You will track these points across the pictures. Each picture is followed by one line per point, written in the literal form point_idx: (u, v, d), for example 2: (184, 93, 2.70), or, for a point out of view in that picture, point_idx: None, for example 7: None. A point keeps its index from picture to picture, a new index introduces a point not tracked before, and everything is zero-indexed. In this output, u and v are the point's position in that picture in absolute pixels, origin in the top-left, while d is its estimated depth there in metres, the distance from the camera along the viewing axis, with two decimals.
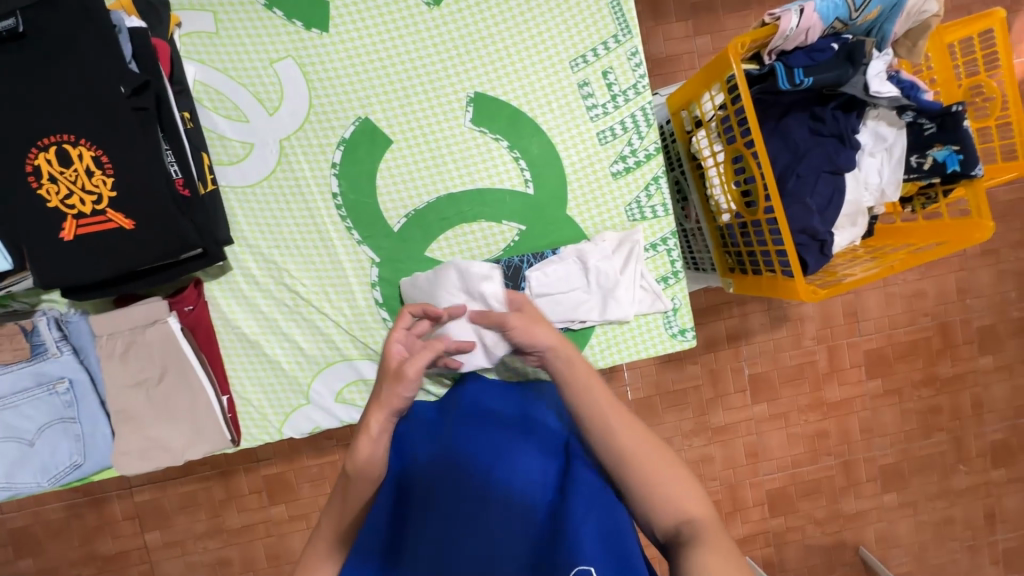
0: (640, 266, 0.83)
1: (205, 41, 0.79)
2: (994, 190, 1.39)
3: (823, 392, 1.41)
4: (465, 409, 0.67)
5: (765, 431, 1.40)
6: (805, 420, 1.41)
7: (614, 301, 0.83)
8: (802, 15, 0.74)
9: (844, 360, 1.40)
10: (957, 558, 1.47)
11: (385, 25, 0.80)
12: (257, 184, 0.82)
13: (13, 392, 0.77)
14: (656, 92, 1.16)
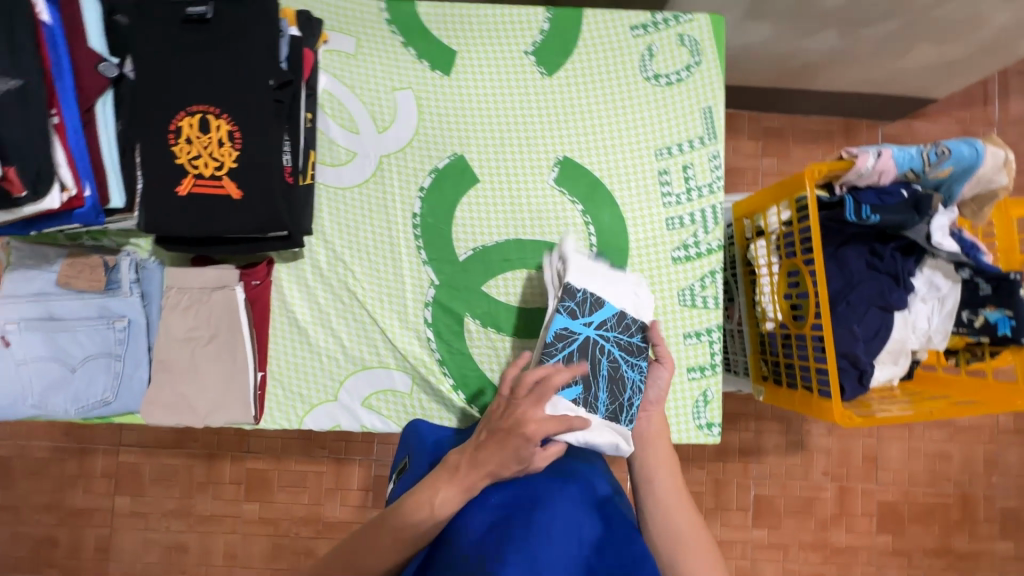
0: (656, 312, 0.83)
1: (343, 60, 0.90)
2: None
3: (828, 534, 1.35)
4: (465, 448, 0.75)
5: (760, 560, 1.34)
6: (805, 558, 1.34)
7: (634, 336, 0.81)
8: (879, 158, 0.81)
9: (855, 506, 1.35)
10: None
11: (500, 81, 0.90)
12: (349, 188, 0.88)
13: (75, 318, 0.81)
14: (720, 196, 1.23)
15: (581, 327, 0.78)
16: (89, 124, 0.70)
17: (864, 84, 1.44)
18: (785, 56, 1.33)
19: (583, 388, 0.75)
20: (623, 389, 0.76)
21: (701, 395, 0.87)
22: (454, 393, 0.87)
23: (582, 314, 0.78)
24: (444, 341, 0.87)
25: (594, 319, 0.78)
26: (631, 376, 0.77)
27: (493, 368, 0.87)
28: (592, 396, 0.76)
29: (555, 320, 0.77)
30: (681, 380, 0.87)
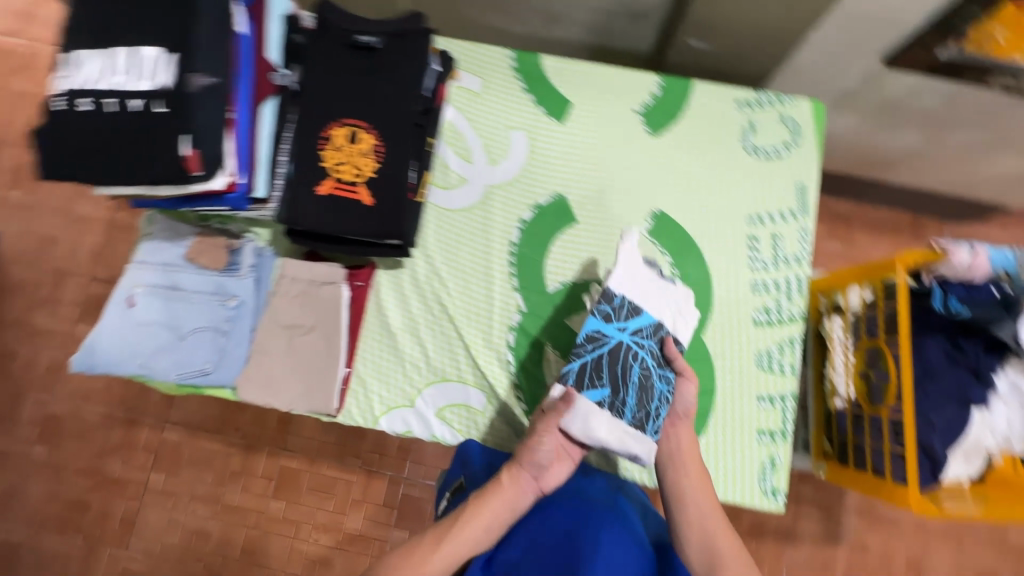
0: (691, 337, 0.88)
1: (469, 97, 0.99)
2: None
3: None
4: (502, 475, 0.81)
5: None
6: None
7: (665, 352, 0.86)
8: (973, 256, 0.82)
9: None
10: None
11: (608, 135, 0.97)
12: (456, 211, 0.95)
13: (194, 291, 0.88)
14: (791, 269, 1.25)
15: (615, 331, 0.83)
16: (254, 122, 0.79)
17: (939, 183, 1.48)
18: (865, 147, 1.39)
19: (609, 391, 0.82)
20: (651, 398, 0.82)
21: (768, 460, 0.87)
22: (525, 418, 0.89)
23: (618, 316, 0.85)
24: (523, 367, 0.91)
25: (629, 325, 0.84)
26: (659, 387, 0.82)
27: None
28: (619, 399, 0.81)
29: (589, 321, 0.84)
30: (750, 442, 0.88)
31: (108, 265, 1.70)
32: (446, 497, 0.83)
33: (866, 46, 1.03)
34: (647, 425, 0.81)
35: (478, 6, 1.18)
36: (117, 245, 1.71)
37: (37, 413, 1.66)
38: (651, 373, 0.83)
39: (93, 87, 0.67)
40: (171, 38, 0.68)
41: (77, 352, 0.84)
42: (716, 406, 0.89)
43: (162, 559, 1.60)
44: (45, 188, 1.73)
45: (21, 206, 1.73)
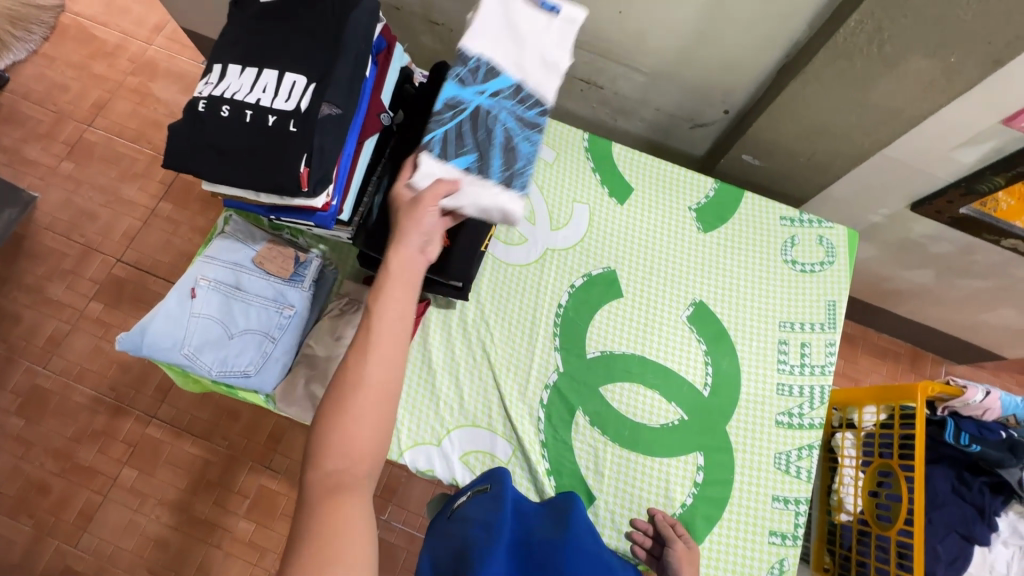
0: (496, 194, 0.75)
1: (541, 166, 1.07)
2: None
3: None
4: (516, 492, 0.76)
5: None
6: None
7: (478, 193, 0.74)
8: (987, 396, 0.89)
9: None
10: None
11: (662, 223, 1.05)
12: (512, 266, 1.01)
13: (253, 293, 0.90)
14: None
15: (472, 94, 0.78)
16: (355, 153, 0.84)
17: (941, 322, 1.58)
18: (881, 276, 1.49)
19: (474, 157, 0.75)
20: (516, 158, 0.76)
21: (777, 563, 0.88)
22: (546, 478, 0.90)
23: (473, 83, 0.78)
24: (552, 427, 0.93)
25: (486, 88, 0.78)
26: (523, 146, 0.77)
27: (587, 466, 0.91)
28: (485, 166, 0.75)
29: (445, 89, 0.78)
30: (761, 542, 0.89)
31: (138, 250, 1.72)
32: (465, 495, 0.82)
33: (898, 189, 1.15)
34: (513, 180, 0.75)
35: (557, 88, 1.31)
36: (152, 232, 1.73)
37: (24, 384, 1.61)
38: (515, 134, 0.77)
39: (235, 97, 0.76)
40: (316, 69, 0.76)
41: (129, 331, 0.85)
42: (732, 499, 0.91)
43: (110, 564, 1.49)
44: (98, 167, 1.77)
45: (70, 178, 1.76)
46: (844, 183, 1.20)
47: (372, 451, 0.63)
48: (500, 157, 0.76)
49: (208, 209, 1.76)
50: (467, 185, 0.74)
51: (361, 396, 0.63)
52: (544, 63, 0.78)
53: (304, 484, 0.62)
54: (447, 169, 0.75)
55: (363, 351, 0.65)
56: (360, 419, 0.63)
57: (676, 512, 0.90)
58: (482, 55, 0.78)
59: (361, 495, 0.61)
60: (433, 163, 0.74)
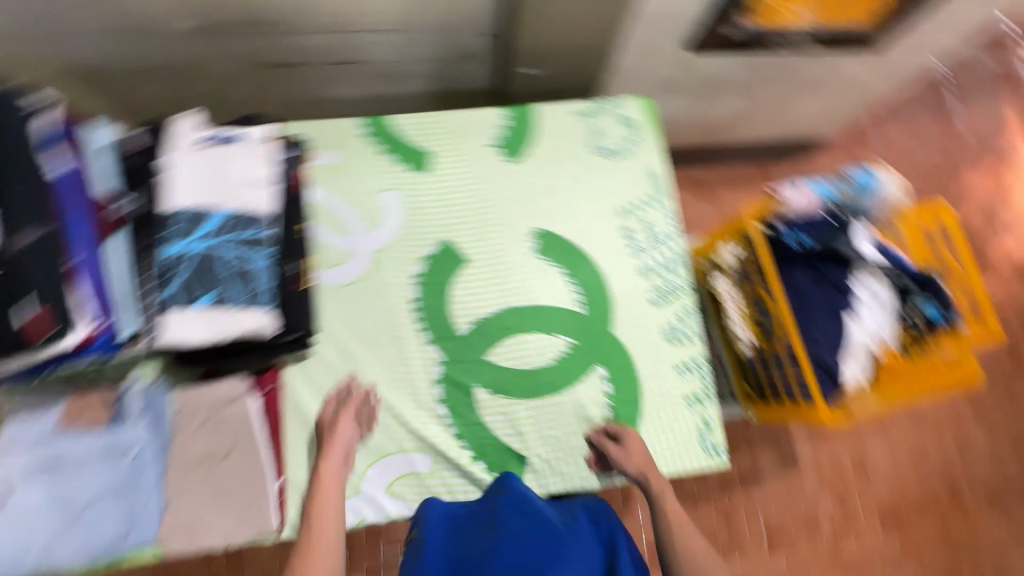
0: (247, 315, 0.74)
1: (327, 171, 0.97)
2: None
3: (841, 547, 1.67)
4: (435, 516, 0.79)
5: None
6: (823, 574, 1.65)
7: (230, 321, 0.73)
8: (802, 195, 0.98)
9: (856, 511, 1.70)
10: None
11: (473, 173, 1.01)
12: (347, 286, 0.94)
13: (81, 457, 0.79)
14: None
15: (189, 244, 0.73)
16: (103, 262, 0.70)
17: (769, 133, 1.70)
18: (702, 117, 1.55)
19: (213, 295, 0.73)
20: (254, 278, 0.75)
21: (703, 422, 0.94)
22: (476, 464, 0.89)
23: (186, 232, 0.73)
24: (459, 415, 0.91)
25: (199, 231, 0.73)
26: (259, 266, 0.76)
27: (508, 433, 0.91)
28: (228, 293, 0.74)
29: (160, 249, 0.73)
30: (682, 411, 0.94)
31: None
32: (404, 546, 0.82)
33: (672, 37, 1.16)
34: (260, 298, 0.75)
35: (318, 82, 1.19)
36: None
37: None
38: (244, 257, 0.75)
39: None
40: None
41: None
42: (644, 389, 0.94)
43: None
44: None
45: None
46: None
47: None
48: (237, 278, 0.74)
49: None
50: (217, 326, 0.73)
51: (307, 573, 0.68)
52: (248, 183, 0.77)
53: None
54: (194, 320, 0.72)
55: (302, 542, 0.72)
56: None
57: (603, 428, 0.92)
58: (188, 205, 0.74)
59: None
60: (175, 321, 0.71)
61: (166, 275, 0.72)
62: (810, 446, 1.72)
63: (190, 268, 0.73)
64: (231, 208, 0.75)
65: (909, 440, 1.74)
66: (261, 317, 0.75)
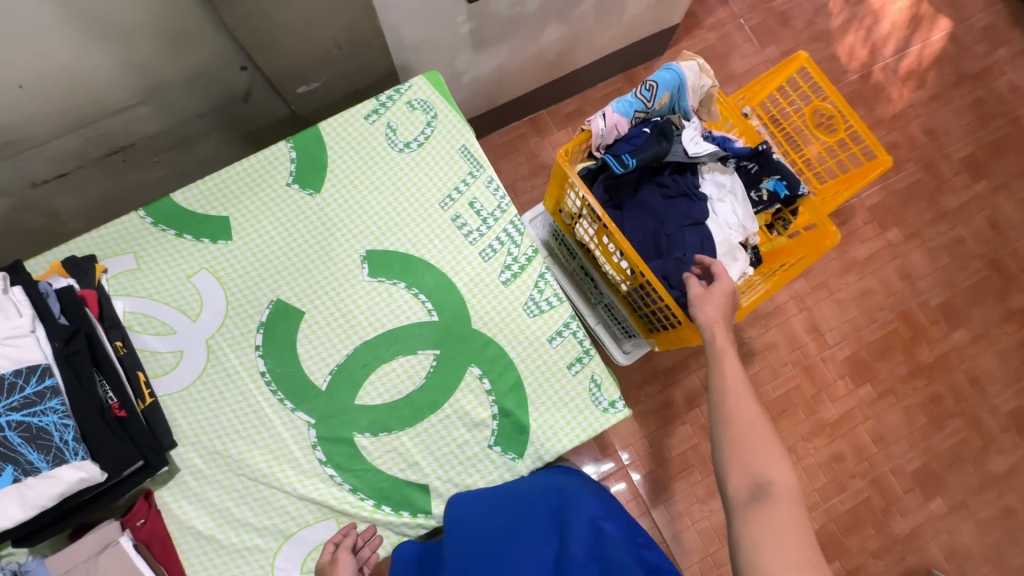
0: (60, 475, 0.70)
1: (130, 278, 0.92)
2: (866, 197, 1.81)
3: (820, 414, 1.68)
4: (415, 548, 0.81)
5: None
6: (815, 446, 1.66)
7: (42, 487, 0.69)
8: (606, 118, 0.89)
9: (826, 376, 1.70)
10: (986, 523, 1.65)
11: (281, 219, 0.95)
12: (191, 385, 0.89)
13: None
14: (528, 214, 1.29)
15: None
16: None
17: (613, 43, 1.62)
18: (534, 54, 1.46)
19: (12, 467, 0.68)
20: (51, 433, 0.70)
21: (592, 381, 0.90)
22: (380, 509, 0.86)
23: None
24: (348, 469, 0.87)
25: None
26: (51, 419, 0.71)
27: (402, 467, 0.88)
28: (27, 464, 0.69)
29: None
30: (566, 379, 0.90)
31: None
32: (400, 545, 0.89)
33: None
34: (66, 455, 0.70)
35: (103, 178, 1.10)
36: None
37: None
38: (29, 418, 0.70)
39: None
40: None
41: None
42: (523, 373, 0.90)
43: None
44: None
45: None
46: (404, 30, 1.11)
47: None
48: (31, 446, 0.69)
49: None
50: (32, 501, 0.69)
51: None
52: (4, 340, 0.71)
53: None
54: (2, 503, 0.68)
55: None
56: None
57: (494, 426, 0.89)
58: None
59: None
60: None
61: None
62: (762, 331, 1.71)
63: None
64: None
65: (853, 289, 1.75)
66: (75, 468, 0.70)
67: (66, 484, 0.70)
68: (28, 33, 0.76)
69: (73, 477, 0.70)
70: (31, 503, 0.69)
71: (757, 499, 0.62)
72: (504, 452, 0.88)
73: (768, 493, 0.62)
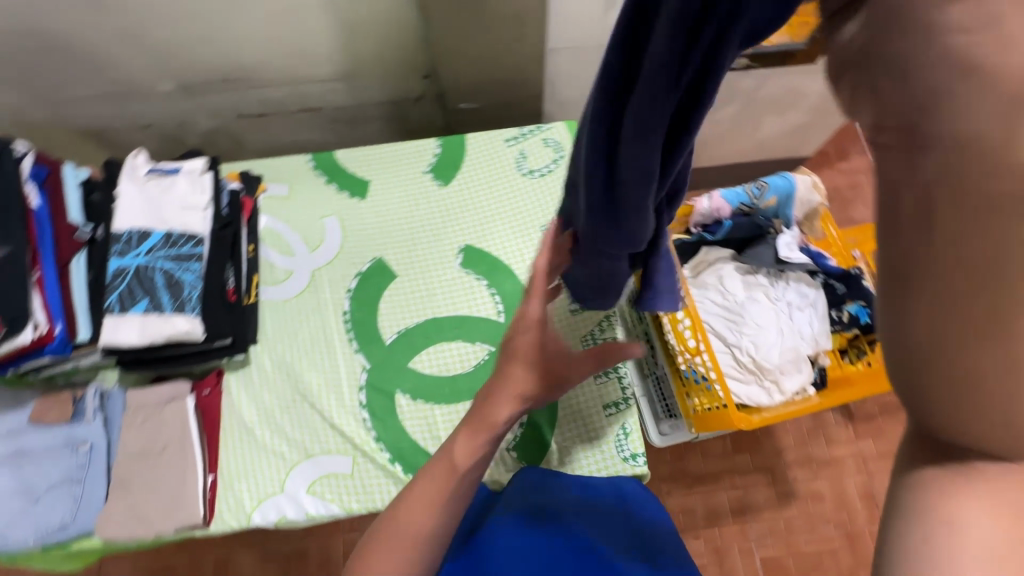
0: (176, 319, 0.85)
1: (279, 202, 1.11)
2: None
3: None
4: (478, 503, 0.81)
5: None
6: None
7: (162, 323, 0.85)
8: (711, 200, 1.00)
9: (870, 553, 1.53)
10: None
11: (408, 197, 1.11)
12: (288, 300, 1.04)
13: (42, 449, 0.90)
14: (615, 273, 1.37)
15: (130, 258, 0.85)
16: (64, 278, 0.87)
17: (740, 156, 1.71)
18: None
19: (148, 301, 0.84)
20: (183, 288, 0.86)
21: (621, 428, 0.93)
22: (393, 464, 0.93)
23: (131, 249, 0.86)
24: (380, 420, 0.96)
25: (141, 249, 0.86)
26: (187, 278, 0.87)
27: (425, 436, 0.94)
28: (158, 304, 0.85)
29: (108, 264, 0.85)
30: (598, 417, 0.94)
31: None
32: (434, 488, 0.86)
33: None
34: (186, 308, 0.86)
35: (289, 128, 1.35)
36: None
37: None
38: (175, 270, 0.87)
39: None
40: None
41: None
42: (561, 396, 0.95)
43: None
44: None
45: None
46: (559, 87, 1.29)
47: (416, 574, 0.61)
48: (167, 290, 0.86)
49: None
50: (149, 330, 0.84)
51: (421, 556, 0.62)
52: (183, 208, 0.89)
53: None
54: (129, 326, 0.84)
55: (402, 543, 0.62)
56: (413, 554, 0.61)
57: (517, 433, 0.93)
58: (131, 226, 0.86)
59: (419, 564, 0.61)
60: (116, 325, 0.83)
61: (111, 284, 0.84)
62: (810, 477, 1.60)
63: (135, 280, 0.85)
64: (167, 230, 0.88)
65: None
66: (188, 321, 0.86)
67: (177, 329, 0.85)
68: (292, 5, 1.01)
69: (183, 326, 0.85)
70: (149, 333, 0.84)
71: (937, 484, 0.29)
72: (518, 459, 0.93)
73: (979, 484, 0.28)
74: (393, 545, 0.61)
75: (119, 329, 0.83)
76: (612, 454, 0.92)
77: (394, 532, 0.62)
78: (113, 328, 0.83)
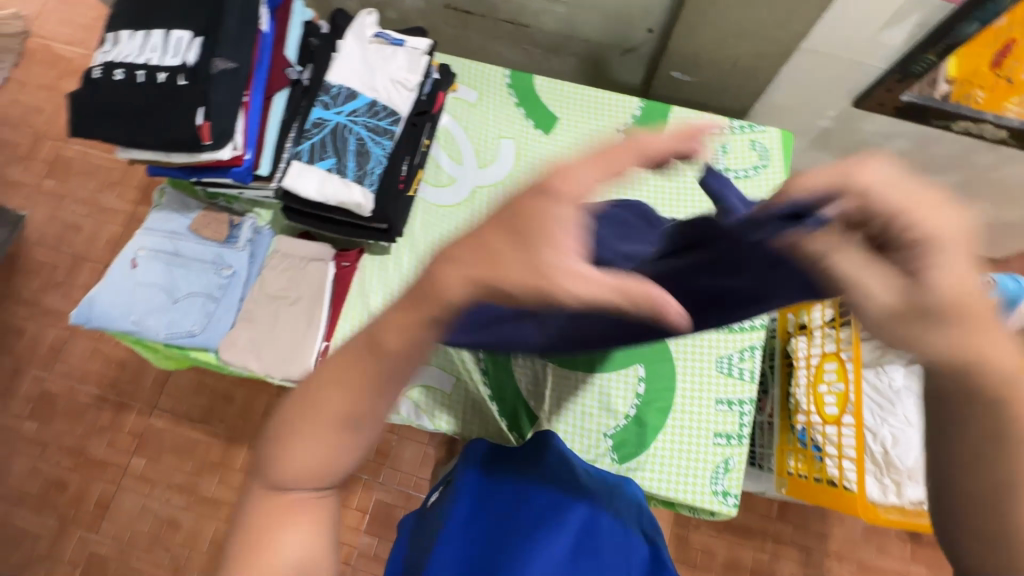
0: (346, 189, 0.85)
1: (463, 107, 1.07)
2: None
3: None
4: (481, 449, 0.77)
5: None
6: None
7: (335, 190, 0.85)
8: None
9: None
10: None
11: (589, 148, 1.05)
12: (443, 207, 1.02)
13: (192, 258, 0.95)
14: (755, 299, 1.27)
15: (332, 115, 0.87)
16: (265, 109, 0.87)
17: None
18: None
19: (333, 161, 0.85)
20: (369, 161, 0.86)
21: (723, 463, 0.88)
22: (491, 403, 0.92)
23: (335, 106, 0.87)
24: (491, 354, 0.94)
25: (345, 108, 0.87)
26: (375, 151, 0.86)
27: (528, 388, 0.93)
28: (343, 167, 0.85)
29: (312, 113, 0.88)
30: (705, 442, 0.89)
31: (85, 242, 1.62)
32: (438, 492, 0.82)
33: (835, 87, 1.10)
34: (365, 181, 0.86)
35: (484, 32, 1.30)
36: (101, 230, 1.62)
37: None
38: (368, 141, 0.86)
39: (127, 61, 0.80)
40: (204, 22, 0.79)
41: (78, 305, 0.90)
42: (677, 403, 0.91)
43: (130, 546, 1.41)
44: (74, 180, 1.65)
45: (50, 195, 1.64)
46: (781, 89, 1.15)
47: (332, 464, 0.48)
48: (355, 157, 0.86)
49: (142, 185, 1.65)
50: (326, 190, 0.85)
51: (326, 433, 0.47)
52: (392, 82, 0.88)
53: (284, 474, 0.48)
54: (310, 178, 0.85)
55: (296, 429, 0.47)
56: (311, 443, 0.47)
57: (620, 423, 0.91)
58: (343, 84, 0.88)
59: (331, 446, 0.47)
60: (299, 173, 0.85)
61: (308, 134, 0.87)
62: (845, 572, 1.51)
63: (331, 140, 0.86)
64: (372, 99, 0.88)
65: None
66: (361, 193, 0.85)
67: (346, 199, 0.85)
68: None
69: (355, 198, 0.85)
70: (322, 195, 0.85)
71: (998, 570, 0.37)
72: (612, 448, 0.90)
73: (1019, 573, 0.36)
74: (313, 417, 0.47)
75: (299, 183, 0.85)
76: (704, 482, 0.87)
77: (303, 411, 0.47)
78: (293, 181, 0.85)
